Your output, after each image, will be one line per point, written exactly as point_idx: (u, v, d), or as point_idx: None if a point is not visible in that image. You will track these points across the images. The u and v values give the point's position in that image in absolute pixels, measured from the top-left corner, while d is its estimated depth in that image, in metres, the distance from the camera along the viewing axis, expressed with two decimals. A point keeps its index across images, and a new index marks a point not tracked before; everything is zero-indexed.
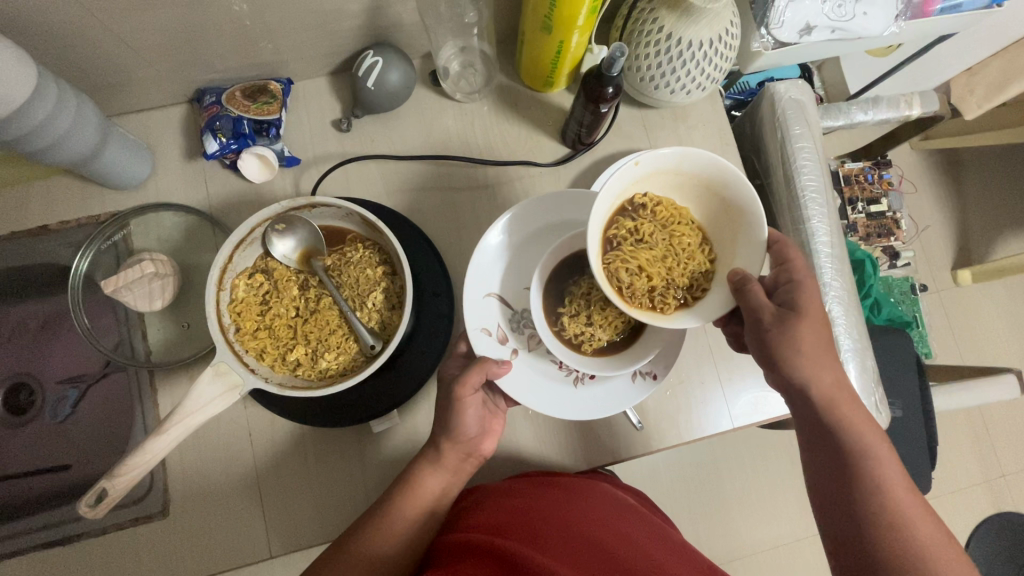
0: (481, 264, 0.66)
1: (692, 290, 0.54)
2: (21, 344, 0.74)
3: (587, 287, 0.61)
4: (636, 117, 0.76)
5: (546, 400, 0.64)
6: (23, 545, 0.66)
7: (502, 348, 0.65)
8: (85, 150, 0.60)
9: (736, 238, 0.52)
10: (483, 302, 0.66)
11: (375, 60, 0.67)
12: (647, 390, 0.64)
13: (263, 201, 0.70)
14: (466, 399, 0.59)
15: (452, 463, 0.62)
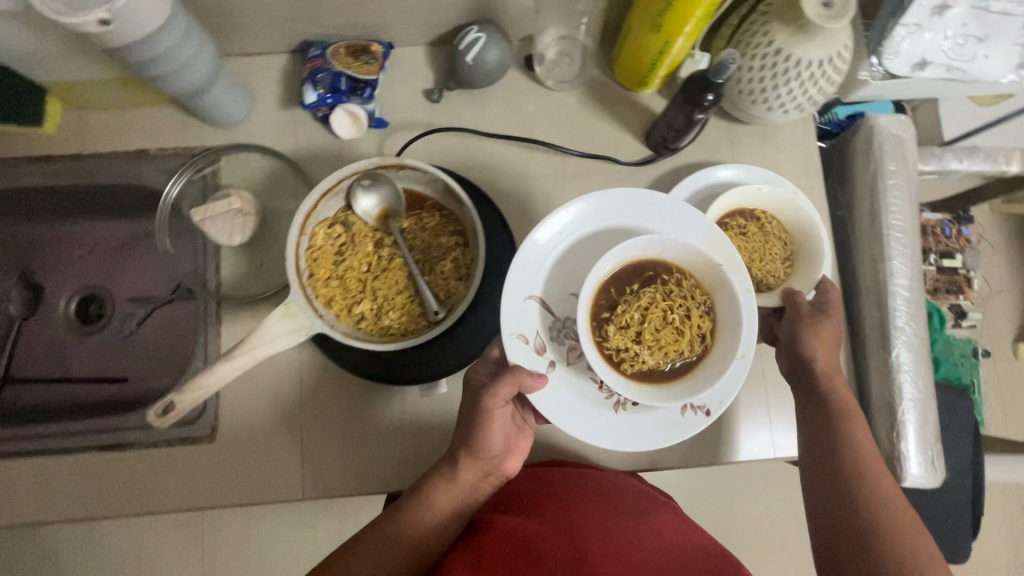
0: (527, 260, 0.62)
1: (760, 284, 0.69)
2: (105, 260, 0.83)
3: (644, 303, 0.59)
4: (724, 130, 0.74)
5: (581, 424, 0.61)
6: (71, 445, 0.68)
7: (538, 360, 0.61)
8: (196, 83, 0.63)
9: (802, 270, 0.68)
10: (523, 304, 0.62)
11: (478, 36, 0.68)
12: (693, 427, 0.60)
13: (347, 157, 0.72)
14: (494, 412, 0.57)
15: (471, 478, 0.60)
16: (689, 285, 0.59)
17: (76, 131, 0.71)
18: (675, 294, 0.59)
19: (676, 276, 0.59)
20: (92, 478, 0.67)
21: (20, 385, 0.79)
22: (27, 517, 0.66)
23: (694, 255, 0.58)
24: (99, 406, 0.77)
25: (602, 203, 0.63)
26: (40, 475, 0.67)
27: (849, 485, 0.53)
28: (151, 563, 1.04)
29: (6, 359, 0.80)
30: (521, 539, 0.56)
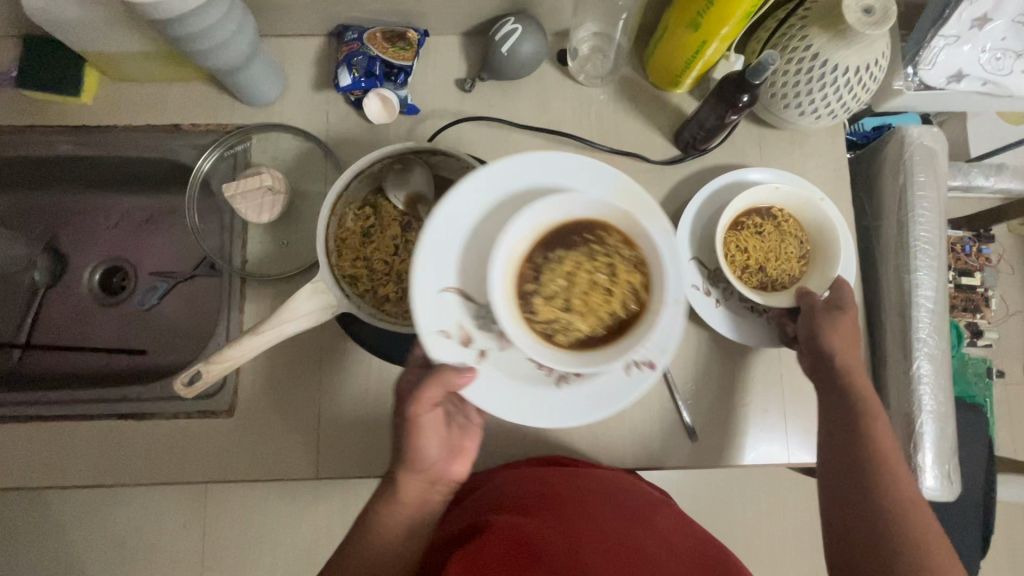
0: (431, 249, 0.51)
1: (773, 284, 0.68)
2: (132, 233, 0.84)
3: (568, 268, 0.51)
4: (754, 133, 0.74)
5: (529, 411, 0.51)
6: (89, 412, 0.69)
7: (464, 354, 0.51)
8: (234, 62, 0.64)
9: (817, 270, 0.67)
10: (438, 298, 0.51)
11: (514, 27, 0.68)
12: (644, 385, 0.51)
13: (376, 142, 0.73)
14: (420, 419, 0.53)
15: (416, 495, 0.55)
16: (612, 241, 0.51)
17: (112, 103, 0.72)
18: (599, 253, 0.51)
19: (593, 235, 0.51)
20: (112, 445, 0.68)
21: (41, 352, 0.80)
22: (47, 481, 0.67)
23: (600, 207, 0.50)
24: (118, 376, 0.78)
25: (495, 174, 0.53)
26: (58, 439, 0.68)
27: (869, 482, 0.53)
28: None
29: (30, 326, 0.81)
30: (519, 540, 0.53)
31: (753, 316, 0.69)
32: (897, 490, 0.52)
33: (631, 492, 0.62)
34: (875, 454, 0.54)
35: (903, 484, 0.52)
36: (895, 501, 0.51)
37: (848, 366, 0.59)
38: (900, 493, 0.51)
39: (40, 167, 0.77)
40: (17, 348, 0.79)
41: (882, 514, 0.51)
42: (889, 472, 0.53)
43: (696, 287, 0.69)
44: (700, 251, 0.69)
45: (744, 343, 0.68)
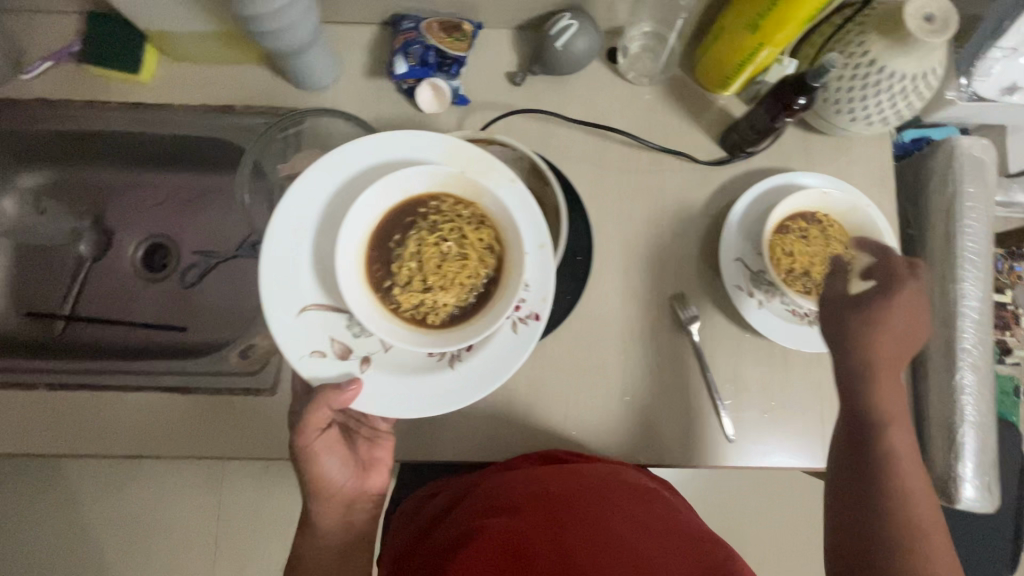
0: (275, 266, 0.57)
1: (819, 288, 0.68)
2: (177, 211, 0.86)
3: (414, 248, 0.59)
4: (801, 138, 0.75)
5: (419, 401, 0.57)
6: (136, 381, 0.70)
7: (345, 366, 0.57)
8: (296, 46, 0.65)
9: None
10: (300, 320, 0.57)
11: (569, 23, 0.69)
12: (535, 334, 0.58)
13: (426, 130, 0.73)
14: (313, 447, 0.58)
15: (336, 517, 0.62)
16: (451, 206, 0.60)
17: (168, 82, 0.74)
18: (443, 220, 0.59)
19: (430, 204, 0.60)
20: (154, 417, 0.69)
21: (83, 324, 0.81)
22: (88, 449, 0.68)
23: (437, 176, 0.58)
24: (158, 351, 0.79)
25: (324, 169, 0.58)
26: (103, 408, 0.69)
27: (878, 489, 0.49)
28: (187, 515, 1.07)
29: (73, 298, 0.82)
30: (512, 544, 0.51)
31: (796, 320, 0.69)
32: (909, 508, 0.48)
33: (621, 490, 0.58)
34: (891, 468, 0.50)
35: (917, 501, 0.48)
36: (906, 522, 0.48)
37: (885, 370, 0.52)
38: (914, 512, 0.48)
39: (92, 143, 0.78)
40: (60, 319, 0.80)
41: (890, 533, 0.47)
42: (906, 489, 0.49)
43: (741, 287, 0.69)
44: (744, 252, 0.70)
45: (787, 345, 0.69)
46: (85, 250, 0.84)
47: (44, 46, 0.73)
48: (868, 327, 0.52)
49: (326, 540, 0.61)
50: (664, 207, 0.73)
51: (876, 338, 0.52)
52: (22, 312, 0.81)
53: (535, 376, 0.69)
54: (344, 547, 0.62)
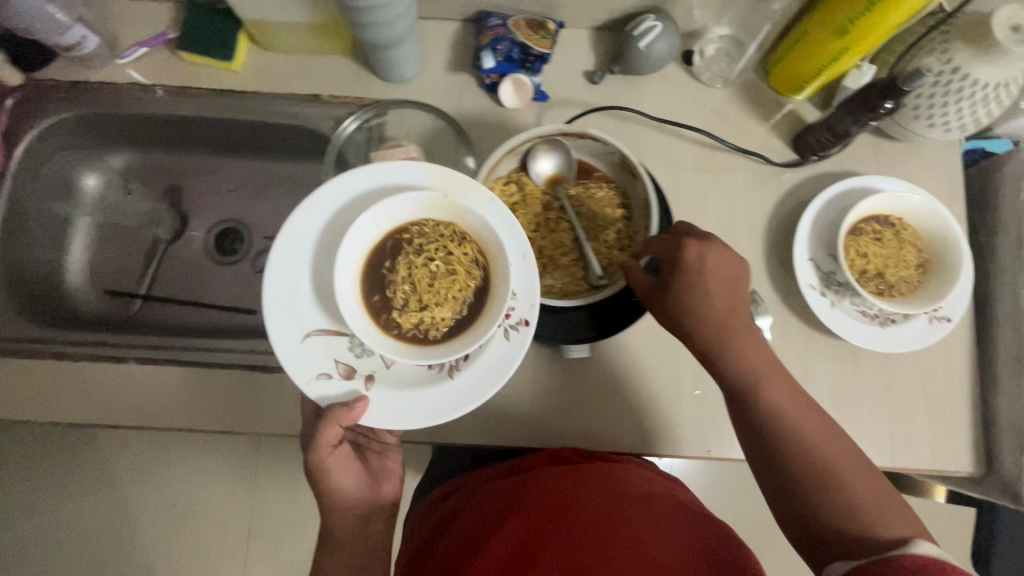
0: (279, 296, 0.58)
1: (892, 290, 0.69)
2: (251, 197, 0.88)
3: (405, 271, 0.60)
4: (873, 143, 0.76)
5: (421, 414, 0.58)
6: (215, 359, 0.71)
7: (352, 385, 0.58)
8: (393, 39, 0.66)
9: (936, 281, 0.69)
10: (306, 345, 0.58)
11: (654, 24, 0.71)
12: (525, 340, 0.59)
13: (505, 125, 0.75)
14: (325, 463, 0.60)
15: (352, 529, 0.63)
16: (437, 228, 0.61)
17: (258, 70, 0.76)
18: (431, 242, 0.60)
19: (417, 229, 0.61)
20: (234, 396, 0.69)
21: (158, 304, 0.83)
22: (173, 425, 0.69)
23: (420, 202, 0.59)
24: (231, 332, 0.80)
25: (315, 205, 0.59)
26: (183, 383, 0.70)
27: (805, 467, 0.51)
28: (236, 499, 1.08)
29: (149, 278, 0.85)
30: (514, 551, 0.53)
31: (867, 320, 0.70)
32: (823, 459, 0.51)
33: (616, 475, 0.61)
34: (789, 427, 0.52)
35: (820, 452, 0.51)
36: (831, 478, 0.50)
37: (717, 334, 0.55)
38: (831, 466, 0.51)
39: (177, 127, 0.80)
40: (138, 298, 0.82)
41: (814, 490, 0.50)
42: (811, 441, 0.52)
43: (813, 287, 0.70)
44: (817, 253, 0.71)
45: (860, 345, 0.70)
46: (161, 233, 0.86)
47: (139, 31, 0.75)
48: (693, 309, 0.54)
49: (343, 556, 0.62)
50: (736, 206, 0.75)
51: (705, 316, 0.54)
52: (100, 290, 0.83)
53: (608, 367, 0.71)
54: (362, 559, 0.63)
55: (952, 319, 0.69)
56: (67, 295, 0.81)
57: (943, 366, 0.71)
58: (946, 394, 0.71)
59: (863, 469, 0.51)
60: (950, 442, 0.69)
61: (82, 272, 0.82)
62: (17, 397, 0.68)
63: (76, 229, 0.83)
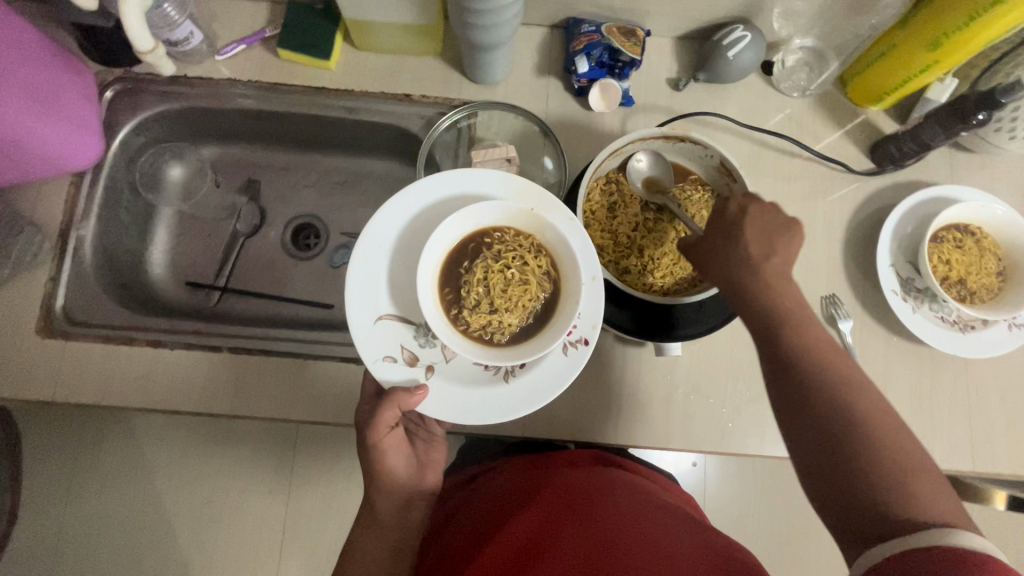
0: (360, 279, 0.61)
1: (972, 296, 0.71)
2: (327, 193, 0.89)
3: (481, 274, 0.60)
4: (947, 154, 0.78)
5: (475, 409, 0.59)
6: (307, 352, 0.72)
7: (412, 372, 0.60)
8: (497, 41, 0.68)
9: (1017, 288, 0.70)
10: (377, 328, 0.60)
11: (744, 34, 0.73)
12: (582, 359, 0.59)
13: (591, 128, 0.77)
14: (382, 442, 0.60)
15: (394, 512, 0.62)
16: (515, 238, 0.62)
17: (351, 69, 0.78)
18: (509, 250, 0.61)
19: (497, 236, 0.62)
20: (329, 386, 0.70)
21: (237, 296, 0.84)
22: (266, 414, 0.70)
23: (506, 212, 0.60)
24: (312, 325, 0.81)
25: (408, 198, 0.61)
26: (273, 374, 0.70)
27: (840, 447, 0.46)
28: None
29: (228, 271, 0.85)
30: (522, 558, 0.53)
31: (947, 326, 0.71)
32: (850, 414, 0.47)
33: (615, 494, 0.60)
34: (813, 371, 0.49)
35: (846, 402, 0.47)
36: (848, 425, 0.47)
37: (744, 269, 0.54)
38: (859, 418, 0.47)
39: (265, 122, 0.82)
40: (218, 290, 0.83)
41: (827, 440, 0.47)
42: (835, 387, 0.48)
43: (894, 292, 0.72)
44: (896, 260, 0.73)
45: (940, 349, 0.71)
46: (241, 226, 0.87)
47: (237, 29, 0.77)
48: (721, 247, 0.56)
49: (382, 535, 0.61)
50: (815, 212, 0.77)
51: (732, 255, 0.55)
52: (181, 282, 0.84)
53: (692, 365, 0.73)
54: (399, 543, 0.62)
55: None
56: (151, 285, 0.82)
57: (1017, 373, 0.73)
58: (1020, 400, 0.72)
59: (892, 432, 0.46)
60: None
61: (164, 264, 0.84)
62: (116, 383, 0.69)
63: (160, 220, 0.85)
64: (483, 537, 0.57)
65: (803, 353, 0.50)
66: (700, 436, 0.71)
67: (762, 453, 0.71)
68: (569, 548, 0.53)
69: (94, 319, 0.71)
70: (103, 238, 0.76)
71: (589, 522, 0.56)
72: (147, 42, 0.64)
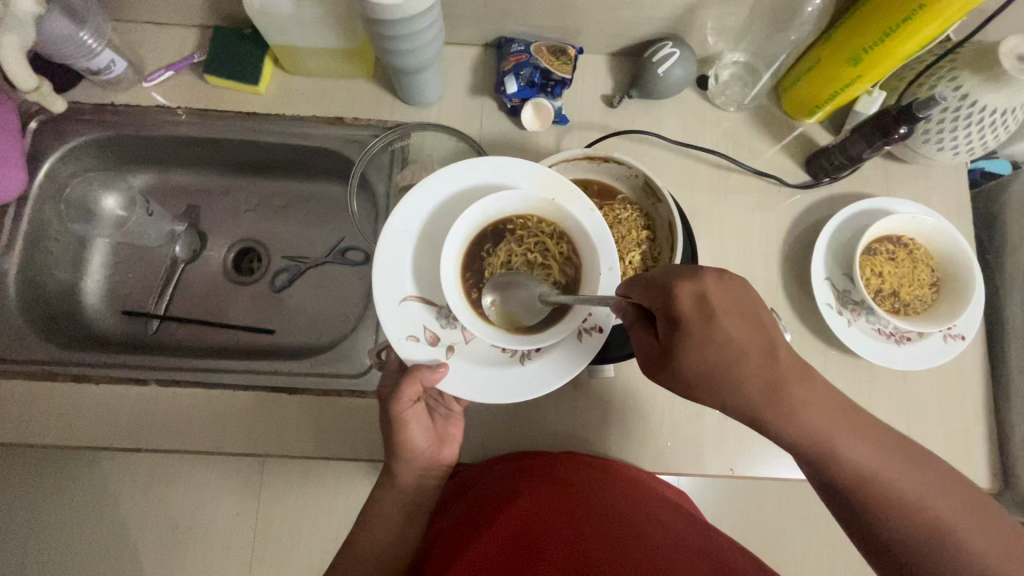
0: (385, 262, 0.59)
1: (906, 309, 0.71)
2: (269, 216, 0.88)
3: (504, 261, 0.60)
4: (883, 165, 0.78)
5: (492, 390, 0.57)
6: (238, 383, 0.71)
7: (435, 352, 0.58)
8: (417, 67, 0.68)
9: (949, 301, 0.70)
10: (404, 308, 0.59)
11: (672, 50, 0.73)
12: (597, 346, 0.58)
13: (526, 147, 0.77)
14: (405, 414, 0.59)
15: (413, 479, 0.63)
16: (535, 224, 0.60)
17: (282, 93, 0.77)
18: (529, 237, 0.60)
19: (520, 223, 0.60)
20: (258, 418, 0.69)
21: (176, 324, 0.82)
22: (195, 447, 0.68)
23: (529, 200, 0.57)
24: (251, 354, 0.80)
25: (439, 182, 0.60)
26: (200, 407, 0.69)
27: (869, 496, 0.45)
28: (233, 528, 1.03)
29: (167, 298, 0.84)
30: (524, 544, 0.57)
31: (883, 338, 0.71)
32: (920, 511, 0.44)
33: (616, 486, 0.61)
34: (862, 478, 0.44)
35: (904, 498, 0.44)
36: (913, 523, 0.44)
37: (765, 403, 0.42)
38: (930, 515, 0.43)
39: (200, 148, 0.81)
40: (156, 319, 0.81)
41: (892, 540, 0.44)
42: (893, 495, 0.44)
43: (830, 306, 0.71)
44: (832, 272, 0.73)
45: (878, 363, 0.70)
46: (179, 251, 0.86)
47: (166, 57, 0.77)
48: (708, 379, 0.42)
49: (398, 497, 0.62)
50: (753, 227, 0.76)
51: (738, 383, 0.42)
52: (118, 311, 0.83)
53: (630, 386, 0.72)
54: (412, 507, 0.63)
55: (966, 337, 0.71)
56: (86, 317, 0.81)
57: (958, 382, 0.73)
58: (962, 410, 0.72)
59: (919, 472, 0.45)
60: (969, 458, 0.71)
61: (99, 294, 0.83)
62: (38, 421, 0.67)
63: (94, 250, 0.84)
64: (476, 526, 0.60)
65: (813, 423, 0.43)
66: (640, 457, 0.70)
67: (704, 473, 0.70)
68: (556, 555, 0.55)
69: (17, 356, 0.71)
70: (29, 271, 0.75)
71: (593, 508, 0.59)
72: (32, 82, 0.65)
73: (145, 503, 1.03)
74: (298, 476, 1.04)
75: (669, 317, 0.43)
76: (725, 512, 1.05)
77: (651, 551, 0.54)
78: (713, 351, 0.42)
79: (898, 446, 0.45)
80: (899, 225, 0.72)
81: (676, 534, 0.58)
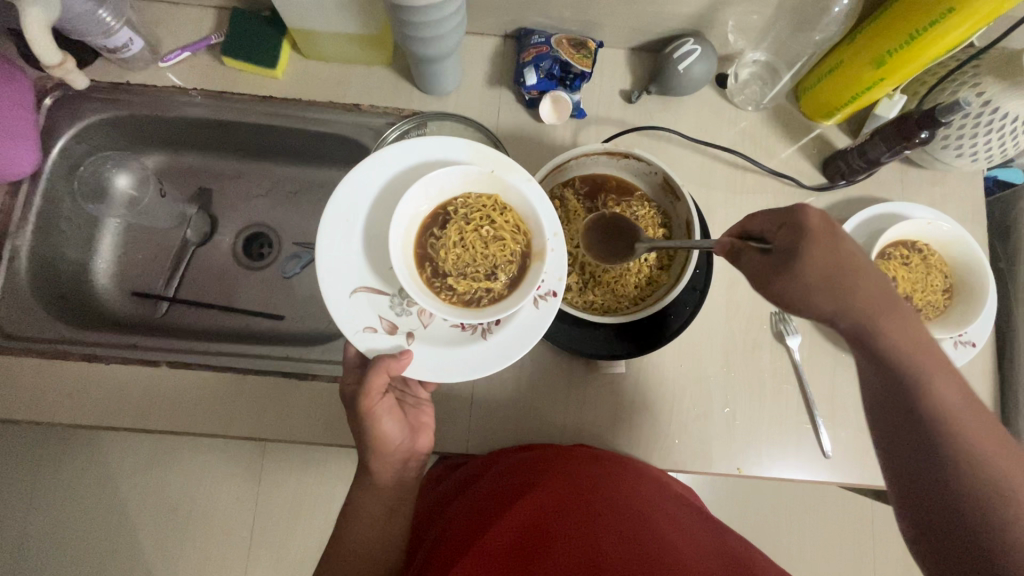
0: (332, 252, 0.59)
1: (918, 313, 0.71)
2: (280, 201, 0.88)
3: (455, 238, 0.60)
4: (899, 170, 0.78)
5: (456, 369, 0.57)
6: (241, 364, 0.71)
7: (394, 340, 0.58)
8: (440, 53, 0.67)
9: (963, 305, 0.71)
10: (353, 300, 0.59)
11: (693, 47, 0.72)
12: (553, 310, 0.58)
13: (542, 140, 0.76)
14: (375, 409, 0.58)
15: (391, 474, 0.61)
16: (477, 200, 0.60)
17: (299, 78, 0.76)
18: (473, 213, 0.60)
19: (464, 202, 0.60)
20: (267, 402, 0.68)
21: (185, 307, 0.82)
22: (203, 429, 0.68)
23: (470, 176, 0.58)
24: (258, 339, 0.80)
25: (379, 167, 0.61)
26: (208, 388, 0.69)
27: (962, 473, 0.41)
28: (233, 512, 1.03)
29: (178, 279, 0.84)
30: (537, 536, 0.56)
31: None
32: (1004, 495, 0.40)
33: (625, 485, 0.61)
34: (942, 425, 0.42)
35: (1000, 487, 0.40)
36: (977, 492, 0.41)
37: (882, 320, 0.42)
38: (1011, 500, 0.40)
39: (213, 131, 0.81)
40: (165, 301, 0.81)
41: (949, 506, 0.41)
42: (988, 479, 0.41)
43: None
44: None
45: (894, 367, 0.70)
46: (190, 235, 0.85)
47: (183, 38, 0.76)
48: (829, 284, 0.41)
49: (379, 496, 0.61)
50: None
51: (853, 291, 0.41)
52: (128, 291, 0.83)
53: (640, 383, 0.72)
54: (393, 504, 0.62)
55: (977, 344, 0.70)
56: (97, 297, 0.81)
57: None
58: None
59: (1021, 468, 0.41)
60: None
61: (110, 274, 0.83)
62: (47, 398, 0.67)
63: (106, 230, 0.84)
64: (485, 518, 0.59)
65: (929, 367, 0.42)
66: (647, 453, 0.70)
67: (710, 470, 0.70)
68: (569, 549, 0.54)
69: (28, 333, 0.71)
70: (42, 248, 0.75)
71: (607, 503, 0.59)
72: (53, 56, 0.64)
73: (147, 485, 1.03)
74: (301, 461, 1.04)
75: (792, 226, 0.42)
76: (724, 509, 1.05)
77: (666, 548, 0.54)
78: (845, 266, 0.41)
79: (982, 417, 0.43)
80: (913, 230, 0.72)
81: (690, 534, 0.57)
